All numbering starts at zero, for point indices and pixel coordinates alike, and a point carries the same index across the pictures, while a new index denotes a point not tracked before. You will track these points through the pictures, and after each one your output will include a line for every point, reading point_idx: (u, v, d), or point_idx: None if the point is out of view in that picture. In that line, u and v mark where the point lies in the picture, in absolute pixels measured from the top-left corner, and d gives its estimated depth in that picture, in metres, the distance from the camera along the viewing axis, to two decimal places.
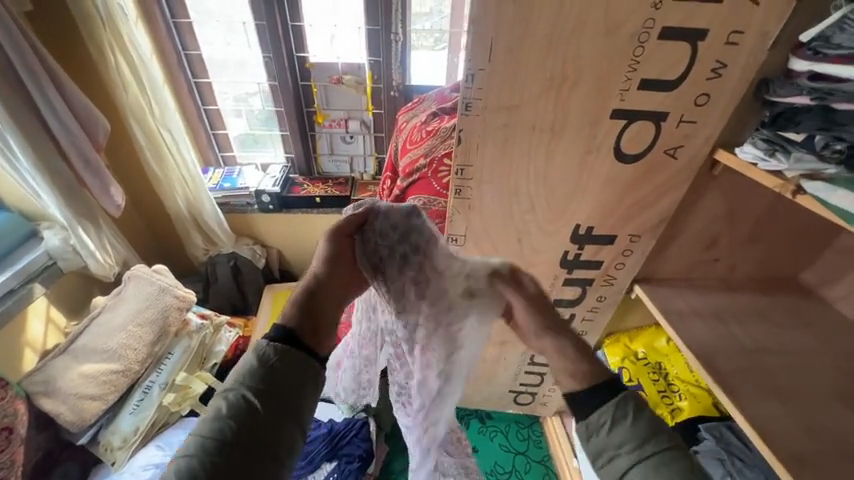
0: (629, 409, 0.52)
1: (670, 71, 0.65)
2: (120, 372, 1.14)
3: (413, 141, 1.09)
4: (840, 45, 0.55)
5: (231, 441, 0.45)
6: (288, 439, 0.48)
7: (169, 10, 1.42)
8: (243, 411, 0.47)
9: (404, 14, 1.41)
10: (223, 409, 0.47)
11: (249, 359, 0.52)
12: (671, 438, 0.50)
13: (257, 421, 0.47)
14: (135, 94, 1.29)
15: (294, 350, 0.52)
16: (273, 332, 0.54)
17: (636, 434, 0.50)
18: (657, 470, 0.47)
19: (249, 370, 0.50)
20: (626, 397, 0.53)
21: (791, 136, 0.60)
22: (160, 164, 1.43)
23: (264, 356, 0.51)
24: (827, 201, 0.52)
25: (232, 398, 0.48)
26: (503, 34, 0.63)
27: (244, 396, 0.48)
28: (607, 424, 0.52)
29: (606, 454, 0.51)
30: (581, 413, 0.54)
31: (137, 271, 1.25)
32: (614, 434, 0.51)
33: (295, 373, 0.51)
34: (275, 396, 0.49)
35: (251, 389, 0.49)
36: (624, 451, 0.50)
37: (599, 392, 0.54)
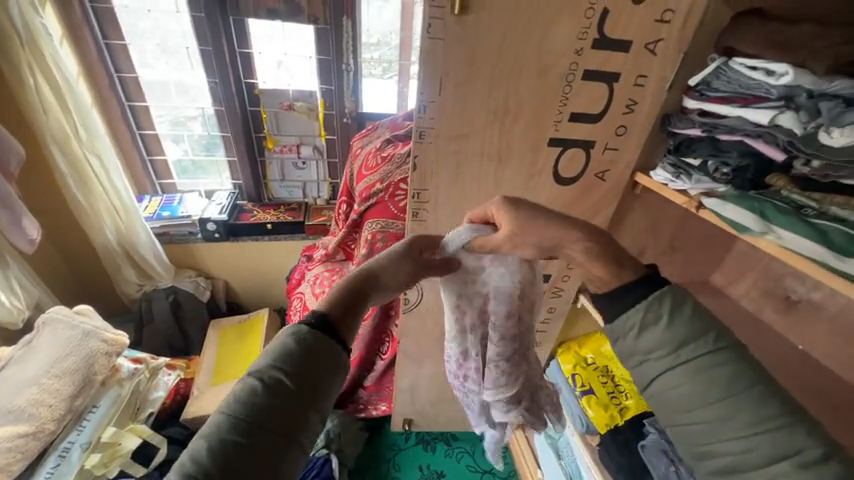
0: (664, 310, 0.46)
1: (594, 106, 0.75)
2: (30, 435, 0.94)
3: (369, 167, 1.11)
4: (717, 89, 0.68)
5: (260, 425, 0.39)
6: (312, 429, 0.43)
7: (100, 32, 1.34)
8: (277, 393, 0.41)
9: (355, 45, 1.47)
10: (256, 390, 0.41)
11: (283, 338, 0.46)
12: (720, 338, 0.44)
13: (289, 406, 0.41)
14: (58, 119, 1.18)
15: (329, 338, 0.48)
16: (312, 316, 0.50)
17: (671, 339, 0.45)
18: (699, 374, 0.43)
19: (286, 348, 0.45)
20: (662, 295, 0.47)
21: (691, 161, 0.72)
22: (87, 194, 1.30)
23: (302, 340, 0.46)
24: (721, 214, 0.63)
25: (265, 377, 0.42)
26: (451, 70, 0.69)
27: (276, 376, 0.42)
28: (636, 326, 0.47)
29: (636, 358, 0.47)
30: (610, 316, 0.50)
31: (53, 316, 1.10)
32: (645, 339, 0.46)
33: (328, 356, 0.47)
34: (309, 379, 0.44)
35: (284, 367, 0.43)
36: (656, 356, 0.45)
37: (626, 299, 0.49)
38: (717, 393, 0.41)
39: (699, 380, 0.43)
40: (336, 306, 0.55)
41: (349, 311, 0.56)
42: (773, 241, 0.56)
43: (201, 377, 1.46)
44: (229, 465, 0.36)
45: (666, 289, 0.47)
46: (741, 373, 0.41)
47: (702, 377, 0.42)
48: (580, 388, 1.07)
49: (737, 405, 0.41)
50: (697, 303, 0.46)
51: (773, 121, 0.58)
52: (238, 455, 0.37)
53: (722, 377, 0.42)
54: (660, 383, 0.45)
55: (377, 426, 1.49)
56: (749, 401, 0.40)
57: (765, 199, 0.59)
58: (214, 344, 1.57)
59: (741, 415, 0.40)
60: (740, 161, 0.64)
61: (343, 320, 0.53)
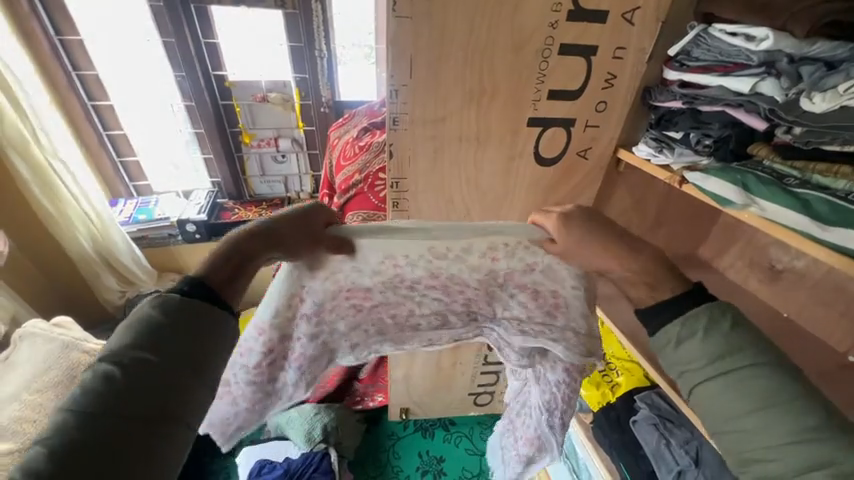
0: (700, 325, 0.47)
1: (572, 82, 0.72)
2: (15, 452, 0.90)
3: (347, 157, 1.08)
4: (697, 58, 0.66)
5: (120, 414, 0.35)
6: (196, 406, 0.39)
7: (52, 27, 1.26)
8: (139, 375, 0.37)
9: (327, 30, 1.41)
10: (112, 377, 0.36)
11: (145, 312, 0.40)
12: (762, 352, 0.44)
13: (158, 388, 0.37)
14: (15, 123, 1.11)
15: (202, 303, 0.43)
16: (186, 283, 0.44)
17: (707, 350, 0.46)
18: (736, 385, 0.43)
19: (149, 325, 0.39)
20: (699, 312, 0.47)
21: (672, 134, 0.71)
22: (56, 203, 1.25)
23: (167, 310, 0.41)
24: (703, 188, 0.62)
25: (122, 361, 0.37)
26: (420, 52, 0.65)
27: (137, 358, 0.37)
28: (672, 340, 0.48)
29: (675, 371, 0.48)
30: (651, 328, 0.50)
31: (31, 329, 1.08)
32: (683, 350, 0.47)
33: (207, 325, 0.42)
34: (182, 355, 0.39)
35: (149, 349, 0.38)
36: (694, 368, 0.46)
37: (663, 313, 0.49)
38: (754, 404, 0.42)
39: (737, 389, 0.43)
40: (219, 266, 0.48)
41: (224, 264, 0.48)
42: (756, 213, 0.56)
43: None
44: (77, 459, 0.32)
45: (706, 305, 0.48)
46: (783, 386, 0.42)
47: (741, 387, 0.43)
48: None
49: (774, 415, 0.41)
50: (741, 318, 0.46)
51: (754, 89, 0.57)
52: (92, 450, 0.33)
53: (759, 390, 0.42)
54: (699, 392, 0.46)
55: (375, 417, 1.50)
56: (786, 413, 0.40)
57: (748, 171, 0.58)
58: None
59: (779, 426, 0.40)
60: (722, 132, 0.63)
61: (216, 276, 0.46)
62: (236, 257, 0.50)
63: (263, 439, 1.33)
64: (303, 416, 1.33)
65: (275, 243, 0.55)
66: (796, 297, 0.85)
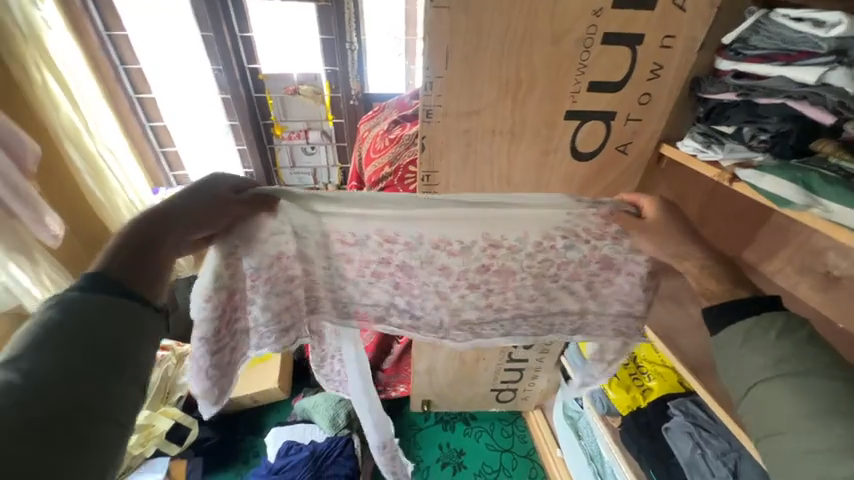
0: (774, 327, 0.47)
1: (614, 74, 0.69)
2: None
3: (377, 150, 1.08)
4: (755, 46, 0.62)
5: (26, 417, 0.31)
6: (124, 398, 0.37)
7: (101, 23, 1.33)
8: (46, 375, 0.34)
9: (359, 22, 1.41)
10: (14, 381, 0.33)
11: (45, 314, 0.37)
12: (829, 359, 0.44)
13: (76, 384, 0.35)
14: (67, 113, 1.18)
15: (107, 296, 0.40)
16: (81, 281, 0.41)
17: (774, 352, 0.45)
18: (795, 389, 0.43)
19: (51, 327, 0.36)
20: (773, 317, 0.47)
21: (723, 129, 0.66)
22: (104, 190, 1.32)
23: (70, 308, 0.38)
24: (757, 187, 0.58)
25: (25, 365, 0.34)
26: (457, 42, 0.64)
27: (42, 359, 0.34)
28: (742, 336, 0.48)
29: (736, 369, 0.48)
30: (716, 330, 0.51)
31: None
32: (749, 349, 0.47)
33: (125, 317, 0.40)
34: (97, 350, 0.37)
35: (57, 350, 0.35)
36: (757, 367, 0.46)
37: (733, 313, 0.50)
38: (808, 407, 0.41)
39: (796, 391, 0.42)
40: (121, 258, 0.44)
41: (138, 257, 0.45)
42: (818, 216, 0.51)
43: None
44: None
45: (779, 313, 0.48)
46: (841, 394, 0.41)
47: (801, 391, 0.42)
48: None
49: (832, 422, 0.40)
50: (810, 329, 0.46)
51: (820, 80, 0.53)
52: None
53: (824, 393, 0.41)
54: (753, 393, 0.46)
55: (397, 407, 1.53)
56: (845, 420, 0.39)
57: (811, 169, 0.54)
58: None
59: (835, 431, 0.39)
60: (781, 127, 0.58)
61: (132, 272, 0.43)
62: (140, 246, 0.46)
63: (290, 421, 1.39)
64: (328, 402, 1.37)
65: (192, 221, 0.52)
66: (851, 306, 0.80)
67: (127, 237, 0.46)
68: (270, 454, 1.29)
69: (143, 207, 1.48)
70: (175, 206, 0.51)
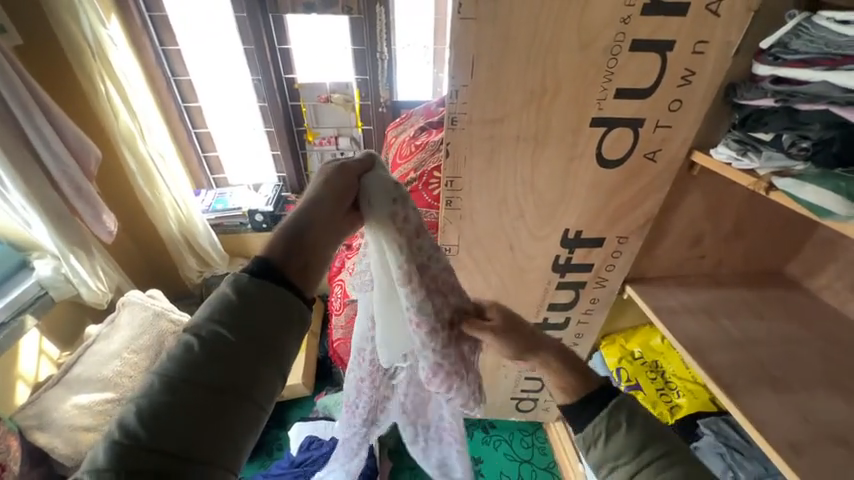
0: (622, 420, 0.52)
1: (643, 80, 0.68)
2: (115, 400, 1.08)
3: (403, 155, 1.11)
4: (796, 50, 0.59)
5: (196, 383, 0.38)
6: (262, 385, 0.40)
7: (157, 39, 1.45)
8: (214, 348, 0.39)
9: (389, 32, 1.46)
10: (194, 347, 0.39)
11: (226, 292, 0.43)
12: (669, 442, 0.50)
13: (234, 362, 0.39)
14: (125, 121, 1.30)
15: (271, 285, 0.43)
16: (253, 264, 0.44)
17: (633, 445, 0.51)
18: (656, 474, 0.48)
19: (225, 305, 0.41)
20: (619, 405, 0.54)
21: (761, 135, 0.64)
22: (153, 190, 1.43)
23: (241, 291, 0.42)
24: (796, 196, 0.56)
25: (203, 334, 0.40)
26: (483, 51, 0.66)
27: (215, 333, 0.40)
28: (602, 435, 0.53)
29: (609, 466, 0.52)
30: (577, 426, 0.56)
31: (131, 299, 1.24)
32: (611, 445, 0.52)
33: (276, 307, 0.42)
34: (252, 333, 0.41)
35: (225, 328, 0.40)
36: (623, 463, 0.51)
37: (589, 408, 0.55)
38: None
39: None
40: (277, 249, 0.46)
41: (294, 249, 0.47)
42: None
43: None
44: (161, 418, 0.36)
45: (618, 399, 0.55)
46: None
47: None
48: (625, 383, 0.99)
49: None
50: (645, 413, 0.53)
51: None
52: (174, 411, 0.36)
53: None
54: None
55: None
56: None
57: None
58: None
59: None
60: (823, 134, 0.55)
61: (289, 263, 0.46)
62: (294, 241, 0.47)
63: (312, 417, 1.43)
64: None
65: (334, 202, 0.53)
66: None
67: (284, 229, 0.48)
68: (293, 447, 1.34)
69: (188, 209, 1.53)
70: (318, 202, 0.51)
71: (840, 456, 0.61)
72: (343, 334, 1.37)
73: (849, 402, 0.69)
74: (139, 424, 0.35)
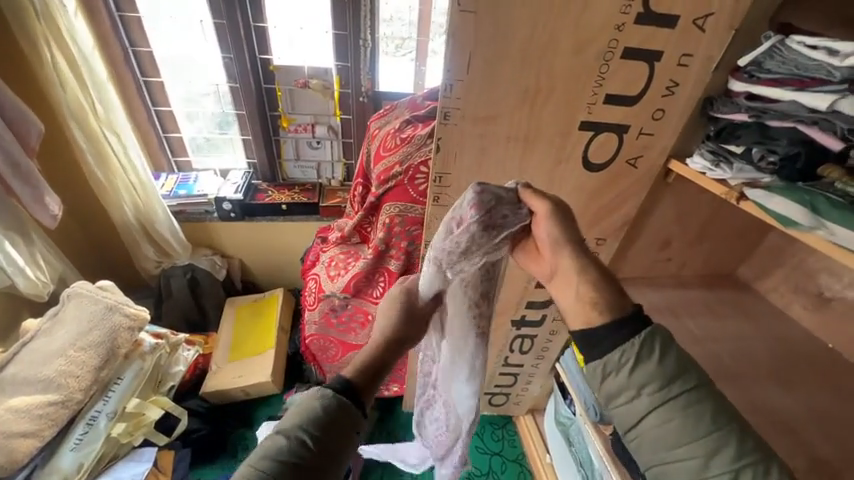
0: (656, 351, 0.49)
1: (631, 87, 0.70)
2: (59, 403, 0.99)
3: (388, 148, 1.08)
4: (769, 70, 0.64)
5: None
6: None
7: (114, 3, 1.31)
8: (297, 454, 0.50)
9: (374, 19, 1.40)
10: (282, 451, 0.49)
11: (313, 405, 0.54)
12: (696, 375, 0.49)
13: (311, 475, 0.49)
14: (74, 92, 1.17)
15: (351, 405, 0.56)
16: (337, 383, 0.58)
17: (661, 375, 0.48)
18: (686, 408, 0.47)
19: (313, 419, 0.52)
20: (653, 334, 0.50)
21: (732, 148, 0.68)
22: (105, 171, 1.31)
23: (327, 407, 0.54)
24: (764, 206, 0.60)
25: (292, 442, 0.50)
26: (480, 47, 0.65)
27: (300, 443, 0.50)
28: (629, 363, 0.49)
29: (627, 393, 0.50)
30: (599, 351, 0.52)
31: (81, 289, 1.13)
32: (636, 375, 0.49)
33: (348, 423, 0.54)
34: (329, 449, 0.52)
35: (311, 440, 0.51)
36: (648, 392, 0.48)
37: (617, 335, 0.51)
38: (701, 431, 0.46)
39: (685, 414, 0.47)
40: (364, 373, 0.61)
41: (375, 378, 0.62)
42: (823, 237, 0.53)
43: (217, 353, 1.50)
44: None
45: (650, 329, 0.50)
46: (715, 413, 0.46)
47: (687, 415, 0.46)
48: None
49: (715, 445, 0.45)
50: (673, 345, 0.50)
51: (833, 107, 0.55)
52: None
53: (706, 414, 0.46)
54: (647, 421, 0.48)
55: (388, 406, 1.52)
56: (719, 430, 0.46)
57: (817, 192, 0.55)
58: (229, 320, 1.60)
59: (723, 449, 0.45)
60: (790, 149, 0.59)
61: (367, 390, 0.60)
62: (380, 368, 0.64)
63: None
64: None
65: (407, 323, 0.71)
66: (845, 327, 0.82)
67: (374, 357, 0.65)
68: None
69: (146, 193, 1.39)
70: (402, 328, 0.70)
71: (787, 444, 0.67)
72: (317, 330, 1.30)
73: (793, 394, 0.76)
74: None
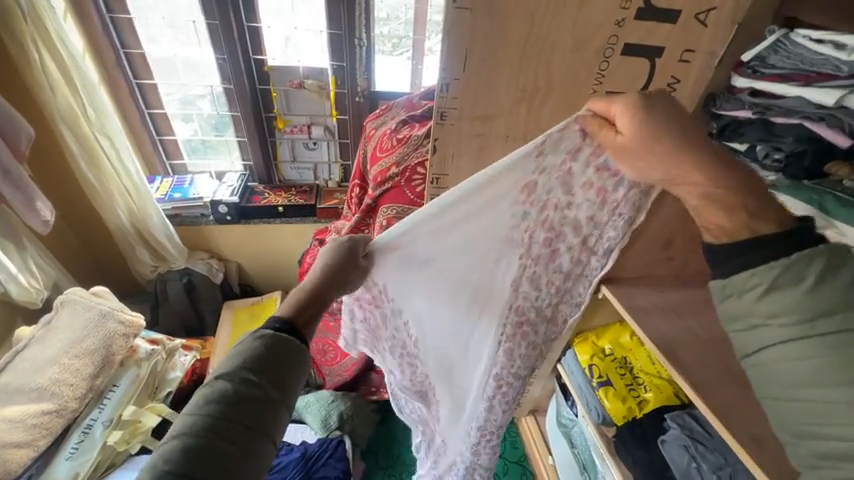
0: (810, 274, 0.38)
1: (633, 85, 0.68)
2: (54, 412, 0.98)
3: (384, 149, 1.06)
4: (774, 65, 0.62)
5: (236, 425, 0.43)
6: (283, 422, 0.48)
7: (104, 5, 1.29)
8: (248, 392, 0.46)
9: (368, 18, 1.39)
10: (229, 391, 0.45)
11: (251, 343, 0.51)
12: None
13: (264, 404, 0.46)
14: (66, 96, 1.16)
15: (290, 338, 0.54)
16: (278, 323, 0.55)
17: (801, 307, 0.38)
18: (836, 352, 0.36)
19: (255, 354, 0.49)
20: (813, 253, 0.38)
21: (736, 145, 0.66)
22: (98, 176, 1.29)
23: (266, 342, 0.51)
24: None
25: (235, 380, 0.46)
26: (478, 45, 0.63)
27: (247, 377, 0.47)
28: (759, 286, 0.40)
29: (747, 322, 0.41)
30: (721, 270, 0.44)
31: (71, 296, 1.10)
32: (765, 303, 0.40)
33: (293, 353, 0.52)
34: (278, 380, 0.49)
35: (258, 373, 0.48)
36: (778, 324, 0.39)
37: (749, 255, 0.42)
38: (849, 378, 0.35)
39: (831, 359, 0.36)
40: (301, 311, 0.60)
41: (315, 316, 0.62)
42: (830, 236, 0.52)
43: (215, 358, 1.48)
44: (203, 459, 0.40)
45: (819, 247, 0.39)
46: None
47: (833, 355, 0.36)
48: (597, 379, 1.04)
49: None
50: (853, 266, 0.38)
51: (840, 102, 0.54)
52: (213, 450, 0.41)
53: None
54: (771, 352, 0.40)
55: (388, 410, 1.49)
56: None
57: (825, 189, 0.54)
58: (227, 324, 1.59)
59: None
60: (796, 147, 0.59)
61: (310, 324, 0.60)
62: (314, 300, 0.63)
63: None
64: (321, 402, 1.34)
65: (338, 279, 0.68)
66: None
67: (307, 291, 0.63)
68: None
69: (140, 197, 1.38)
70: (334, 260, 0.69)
71: None
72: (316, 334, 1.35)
73: None
74: (179, 460, 0.39)
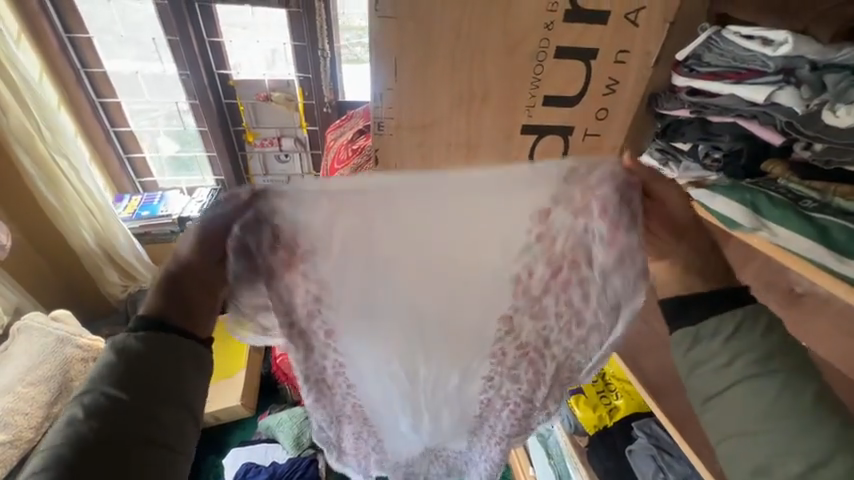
0: (756, 327, 0.43)
1: (570, 88, 0.66)
2: (8, 443, 0.93)
3: (340, 160, 1.05)
4: (709, 63, 0.61)
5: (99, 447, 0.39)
6: (174, 420, 0.43)
7: (61, 25, 1.29)
8: (105, 410, 0.40)
9: (330, 29, 1.38)
10: (81, 415, 0.40)
11: (107, 351, 0.44)
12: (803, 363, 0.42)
13: (130, 417, 0.41)
14: (21, 119, 1.14)
15: (159, 334, 0.45)
16: (139, 321, 0.46)
17: (755, 351, 0.42)
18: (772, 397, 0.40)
19: (110, 366, 0.43)
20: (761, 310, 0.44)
21: (680, 145, 0.67)
22: (58, 197, 1.27)
23: (123, 348, 0.44)
24: (707, 206, 0.56)
25: (90, 399, 0.41)
26: (406, 54, 0.62)
27: (102, 395, 0.41)
28: (723, 332, 0.43)
29: (705, 366, 0.44)
30: (682, 320, 0.46)
31: (29, 322, 1.09)
32: (726, 347, 0.43)
33: (163, 347, 0.45)
34: (147, 384, 0.43)
35: (117, 388, 0.42)
36: (725, 368, 0.42)
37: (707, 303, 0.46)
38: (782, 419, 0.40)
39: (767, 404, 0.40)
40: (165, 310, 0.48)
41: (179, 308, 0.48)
42: (765, 238, 0.50)
43: None
44: None
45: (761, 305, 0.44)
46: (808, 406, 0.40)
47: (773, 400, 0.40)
48: None
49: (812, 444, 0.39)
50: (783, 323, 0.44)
51: (770, 99, 0.52)
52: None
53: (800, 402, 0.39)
54: (719, 398, 0.43)
55: None
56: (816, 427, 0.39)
57: (760, 189, 0.52)
58: None
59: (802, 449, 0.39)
60: (733, 145, 0.58)
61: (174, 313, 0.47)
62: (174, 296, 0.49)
63: (253, 440, 1.33)
64: (293, 419, 1.31)
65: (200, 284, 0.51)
66: None
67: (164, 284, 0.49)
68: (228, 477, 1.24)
69: (104, 217, 1.36)
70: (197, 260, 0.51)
71: None
72: None
73: None
74: None
